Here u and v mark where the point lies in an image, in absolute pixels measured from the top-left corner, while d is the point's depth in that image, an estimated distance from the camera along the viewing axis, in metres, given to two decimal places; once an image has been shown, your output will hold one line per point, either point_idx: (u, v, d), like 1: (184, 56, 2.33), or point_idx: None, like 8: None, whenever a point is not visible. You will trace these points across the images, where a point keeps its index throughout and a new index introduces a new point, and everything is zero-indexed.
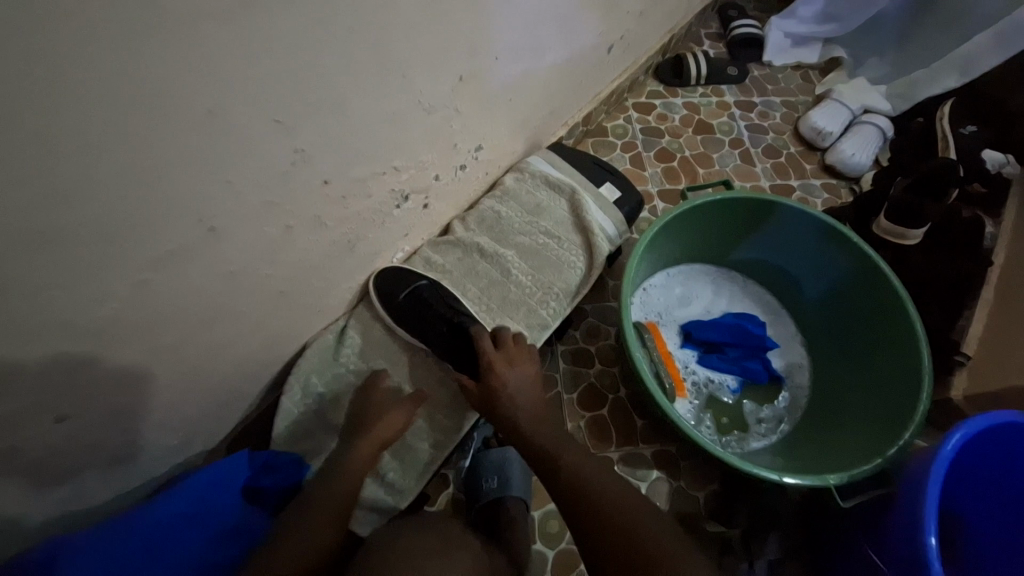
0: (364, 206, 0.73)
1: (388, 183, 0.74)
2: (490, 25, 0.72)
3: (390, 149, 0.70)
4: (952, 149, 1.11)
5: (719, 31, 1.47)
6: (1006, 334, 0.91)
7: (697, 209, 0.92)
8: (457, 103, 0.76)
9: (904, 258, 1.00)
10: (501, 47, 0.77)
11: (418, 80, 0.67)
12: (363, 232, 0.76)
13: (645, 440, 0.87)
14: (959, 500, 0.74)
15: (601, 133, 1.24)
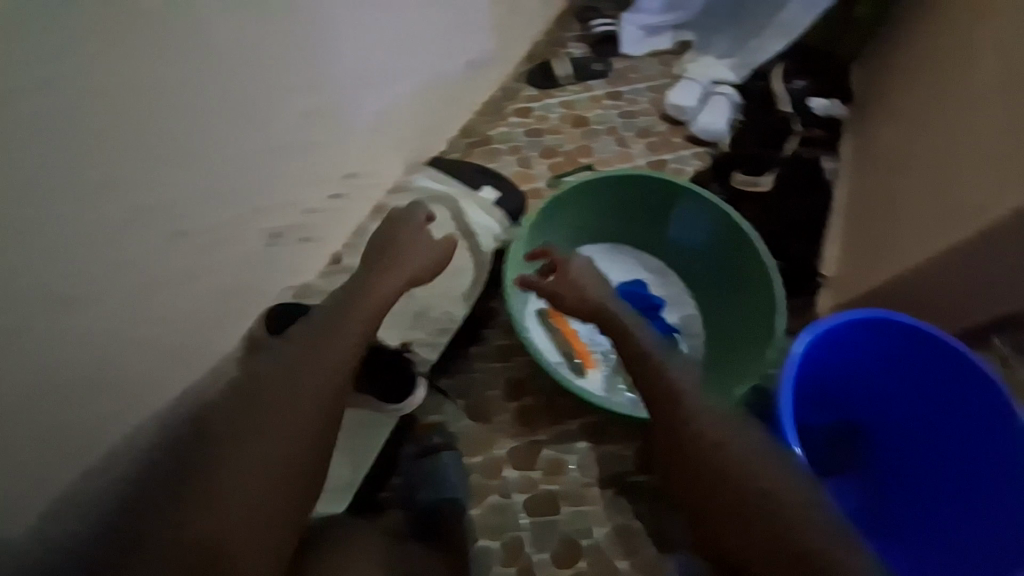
0: (239, 251, 0.79)
1: (260, 225, 0.81)
2: (322, 66, 0.78)
3: (249, 192, 0.76)
4: (787, 103, 1.29)
5: (581, 31, 1.55)
6: (855, 253, 1.03)
7: (574, 196, 1.00)
8: (307, 136, 0.82)
9: (764, 204, 1.12)
10: (341, 80, 0.83)
11: (258, 118, 0.73)
12: (242, 276, 0.81)
13: (571, 416, 0.92)
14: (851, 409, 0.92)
15: (485, 142, 1.31)
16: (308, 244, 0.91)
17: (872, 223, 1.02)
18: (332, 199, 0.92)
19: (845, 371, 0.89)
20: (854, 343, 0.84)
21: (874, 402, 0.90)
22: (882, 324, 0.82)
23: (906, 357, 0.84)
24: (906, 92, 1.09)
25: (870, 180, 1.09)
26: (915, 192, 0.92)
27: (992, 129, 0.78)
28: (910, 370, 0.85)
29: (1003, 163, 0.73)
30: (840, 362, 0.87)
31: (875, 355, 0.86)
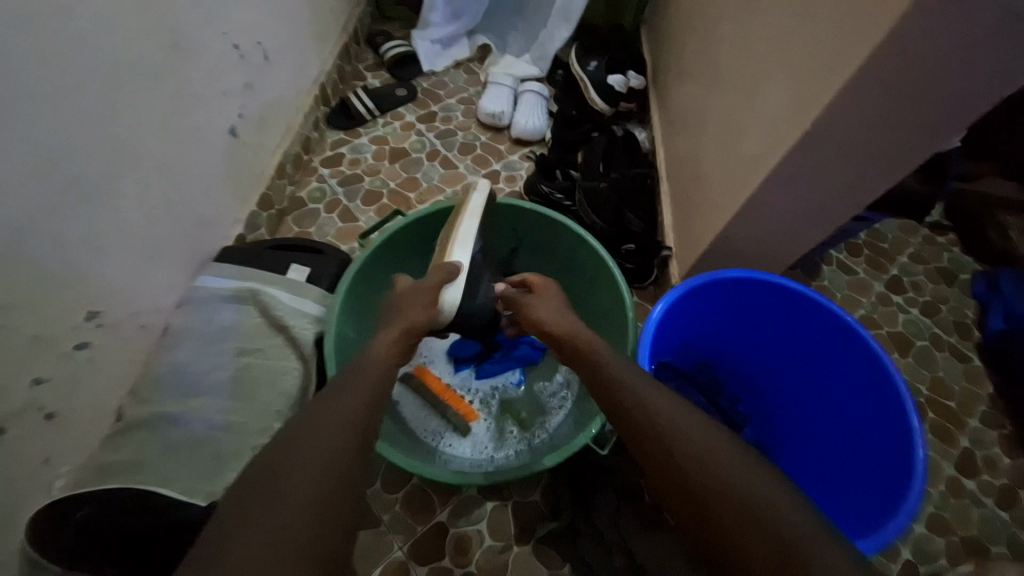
0: (9, 479, 0.57)
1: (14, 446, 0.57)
2: (50, 229, 0.60)
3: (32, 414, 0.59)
4: (593, 94, 1.24)
5: (375, 60, 1.46)
6: (682, 215, 1.04)
7: (394, 243, 0.87)
8: (52, 331, 0.61)
9: (592, 193, 1.07)
10: (72, 233, 0.63)
11: None
12: (27, 494, 0.60)
13: (482, 495, 0.82)
14: (828, 376, 0.76)
15: (299, 205, 1.16)
16: (49, 428, 0.62)
17: (687, 183, 1.03)
18: (112, 355, 0.70)
19: (764, 344, 0.82)
20: (778, 313, 0.78)
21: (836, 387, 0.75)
22: (830, 326, 0.73)
23: (856, 387, 0.72)
24: (686, 50, 1.12)
25: (677, 135, 1.12)
26: (713, 151, 0.91)
27: (765, 75, 0.76)
28: (823, 384, 0.78)
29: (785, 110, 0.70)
30: (765, 329, 0.80)
31: (803, 337, 0.78)
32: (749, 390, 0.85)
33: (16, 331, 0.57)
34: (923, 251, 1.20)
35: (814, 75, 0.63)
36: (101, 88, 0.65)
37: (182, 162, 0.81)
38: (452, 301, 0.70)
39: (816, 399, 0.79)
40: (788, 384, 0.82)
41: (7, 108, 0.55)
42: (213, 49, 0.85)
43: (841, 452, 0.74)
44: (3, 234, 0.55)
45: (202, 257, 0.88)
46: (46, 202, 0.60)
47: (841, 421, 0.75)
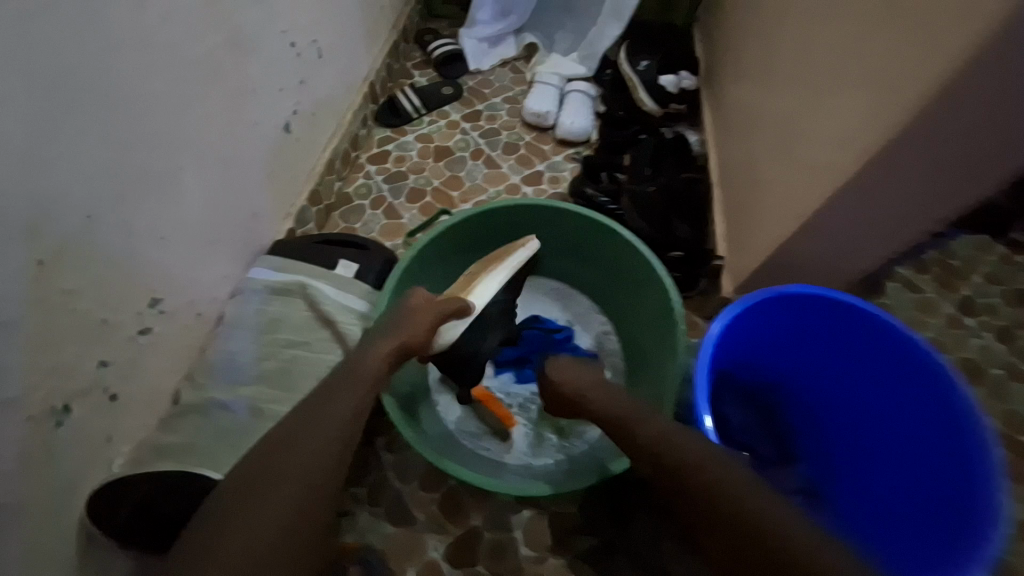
0: (75, 456, 0.60)
1: (81, 425, 0.60)
2: (120, 219, 0.63)
3: (96, 395, 0.62)
4: (642, 91, 1.22)
5: (423, 57, 1.46)
6: (735, 222, 0.99)
7: (439, 243, 0.86)
8: (118, 316, 0.64)
9: (640, 197, 1.04)
10: (139, 221, 0.66)
11: (38, 316, 0.54)
12: (89, 472, 0.62)
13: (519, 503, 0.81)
14: (900, 415, 0.71)
15: (345, 201, 1.18)
16: (113, 408, 0.65)
17: (742, 189, 0.98)
18: (170, 341, 0.73)
19: (824, 369, 0.78)
20: (842, 337, 0.74)
21: (908, 428, 0.70)
22: (904, 356, 0.68)
23: (930, 428, 0.67)
24: (745, 49, 1.06)
25: (732, 139, 1.07)
26: (773, 156, 0.86)
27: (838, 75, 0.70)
28: (894, 423, 0.72)
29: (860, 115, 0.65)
30: (829, 354, 0.76)
31: (869, 365, 0.73)
32: (809, 419, 0.81)
33: (88, 316, 0.60)
34: (1001, 272, 1.10)
35: (900, 76, 0.58)
36: (170, 84, 0.68)
37: (240, 156, 0.84)
38: (453, 334, 0.76)
39: (884, 437, 0.73)
40: (847, 416, 0.77)
41: (84, 100, 0.57)
42: (271, 46, 0.87)
43: (901, 495, 0.70)
44: (79, 223, 0.58)
45: (256, 248, 0.91)
46: (117, 192, 0.63)
47: (913, 465, 0.69)
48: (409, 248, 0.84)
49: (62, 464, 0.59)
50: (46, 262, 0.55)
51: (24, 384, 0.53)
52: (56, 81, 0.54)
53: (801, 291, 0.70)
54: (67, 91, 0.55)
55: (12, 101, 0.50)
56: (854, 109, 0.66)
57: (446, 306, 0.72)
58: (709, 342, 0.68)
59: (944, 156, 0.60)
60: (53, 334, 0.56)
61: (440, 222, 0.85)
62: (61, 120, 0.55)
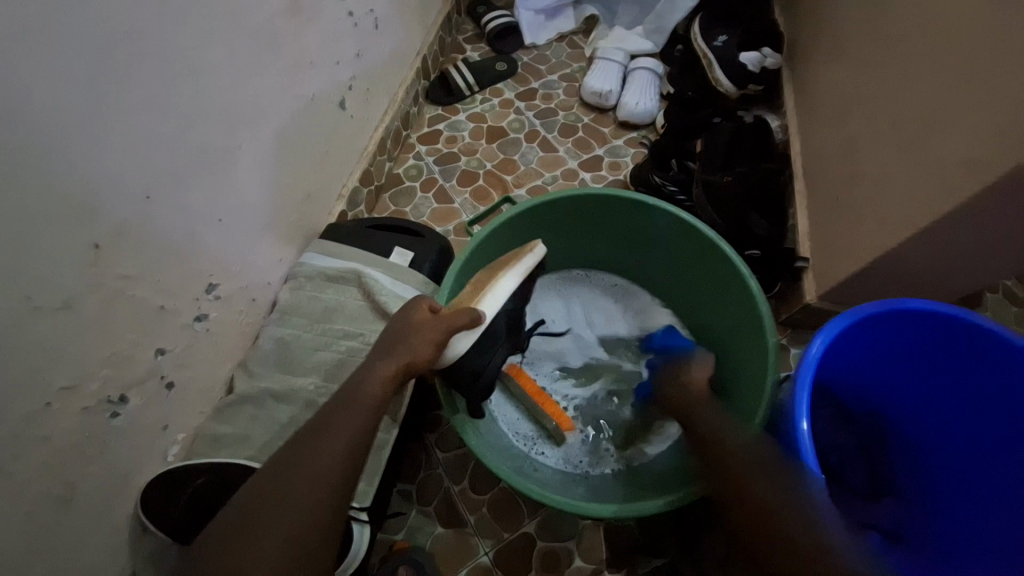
0: (132, 444, 0.59)
1: (138, 413, 0.59)
2: (178, 199, 0.60)
3: (153, 382, 0.60)
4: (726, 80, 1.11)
5: (476, 31, 1.38)
6: (824, 220, 0.88)
7: (500, 233, 0.80)
8: (176, 301, 0.62)
9: (714, 188, 0.95)
10: (196, 201, 0.63)
11: (95, 301, 0.52)
12: (145, 460, 0.61)
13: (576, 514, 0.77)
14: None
15: (395, 182, 1.13)
16: (169, 397, 0.63)
17: (836, 183, 0.87)
18: (225, 328, 0.71)
19: (927, 395, 0.70)
20: (960, 361, 0.65)
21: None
22: None
23: None
24: (845, 23, 0.94)
25: (824, 126, 0.95)
26: (883, 148, 0.76)
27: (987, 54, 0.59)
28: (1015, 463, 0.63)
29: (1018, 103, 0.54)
30: (941, 378, 0.68)
31: (986, 398, 0.64)
32: (908, 448, 0.73)
33: (145, 302, 0.58)
34: None
35: None
36: (228, 54, 0.63)
37: (296, 134, 0.80)
38: (458, 351, 0.64)
39: (1001, 478, 0.64)
40: (950, 449, 0.69)
41: (144, 72, 0.53)
42: (328, 15, 0.81)
43: (1014, 543, 0.62)
44: (136, 204, 0.55)
45: (309, 231, 0.87)
46: (175, 171, 0.59)
47: None
48: (469, 238, 0.79)
49: (120, 453, 0.57)
50: (102, 245, 0.52)
51: (81, 373, 0.51)
52: (113, 49, 0.50)
53: (922, 307, 0.62)
54: (123, 60, 0.51)
55: (68, 72, 0.47)
56: (1010, 96, 0.55)
57: (452, 320, 0.62)
58: (812, 361, 0.60)
59: None
60: (110, 320, 0.54)
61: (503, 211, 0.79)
62: (118, 92, 0.51)
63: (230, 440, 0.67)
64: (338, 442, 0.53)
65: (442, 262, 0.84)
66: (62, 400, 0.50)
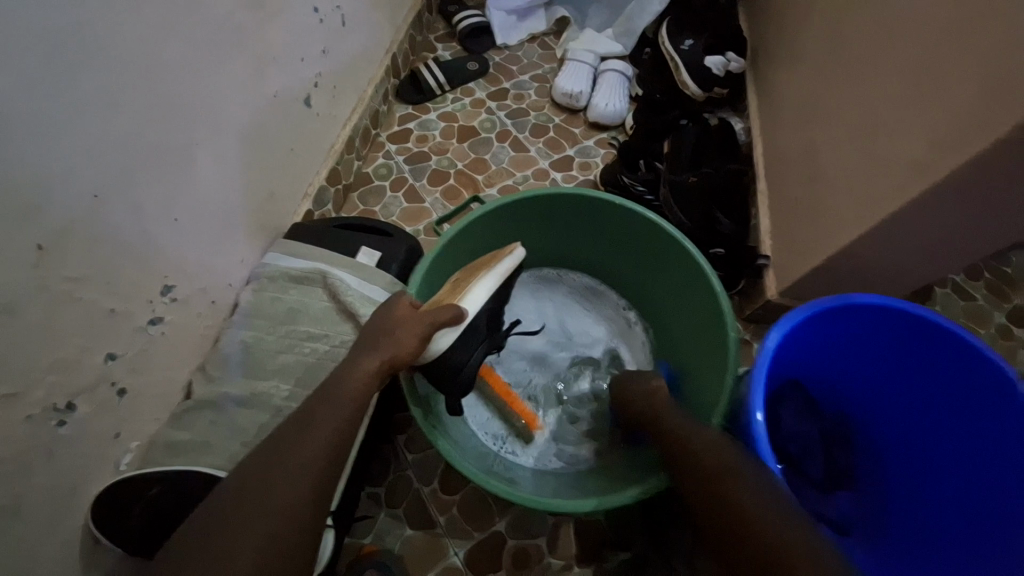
0: (81, 454, 0.56)
1: (87, 421, 0.56)
2: (130, 198, 0.58)
3: (103, 389, 0.58)
4: (692, 82, 1.13)
5: (447, 30, 1.37)
6: (783, 220, 0.92)
7: (468, 233, 0.80)
8: (129, 304, 0.59)
9: (680, 188, 0.97)
10: (150, 202, 0.60)
11: (39, 304, 0.49)
12: (97, 470, 0.59)
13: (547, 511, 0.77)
14: (963, 434, 0.66)
15: (364, 181, 1.12)
16: (122, 403, 0.61)
17: (794, 184, 0.90)
18: (182, 332, 0.68)
19: (873, 384, 0.73)
20: (904, 351, 0.68)
21: (972, 446, 0.66)
22: (973, 372, 0.63)
23: (1000, 448, 0.63)
24: (803, 30, 0.97)
25: (784, 128, 0.98)
26: (837, 150, 0.79)
27: (927, 64, 0.62)
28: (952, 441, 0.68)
29: (951, 110, 0.58)
30: (886, 367, 0.71)
31: (926, 383, 0.69)
32: (858, 433, 0.76)
33: (94, 305, 0.55)
34: None
35: (1015, 66, 0.51)
36: (185, 49, 0.61)
37: (259, 131, 0.78)
38: (442, 346, 0.64)
39: (943, 457, 0.69)
40: (904, 434, 0.72)
41: (92, 64, 0.51)
42: (293, 11, 0.80)
43: (958, 515, 0.66)
44: (84, 203, 0.53)
45: (273, 231, 0.85)
46: (127, 170, 0.57)
47: (977, 486, 0.65)
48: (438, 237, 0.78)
49: (68, 463, 0.55)
50: (46, 247, 0.49)
51: (26, 379, 0.49)
52: (57, 41, 0.48)
53: (870, 301, 0.64)
54: (69, 53, 0.49)
55: (11, 63, 0.45)
56: (948, 102, 0.58)
57: (432, 315, 0.62)
58: (767, 355, 0.62)
59: None
60: (57, 325, 0.51)
61: (472, 211, 0.79)
62: (63, 86, 0.49)
63: (189, 447, 0.65)
64: (297, 459, 0.51)
65: (410, 262, 0.83)
66: (4, 409, 0.47)
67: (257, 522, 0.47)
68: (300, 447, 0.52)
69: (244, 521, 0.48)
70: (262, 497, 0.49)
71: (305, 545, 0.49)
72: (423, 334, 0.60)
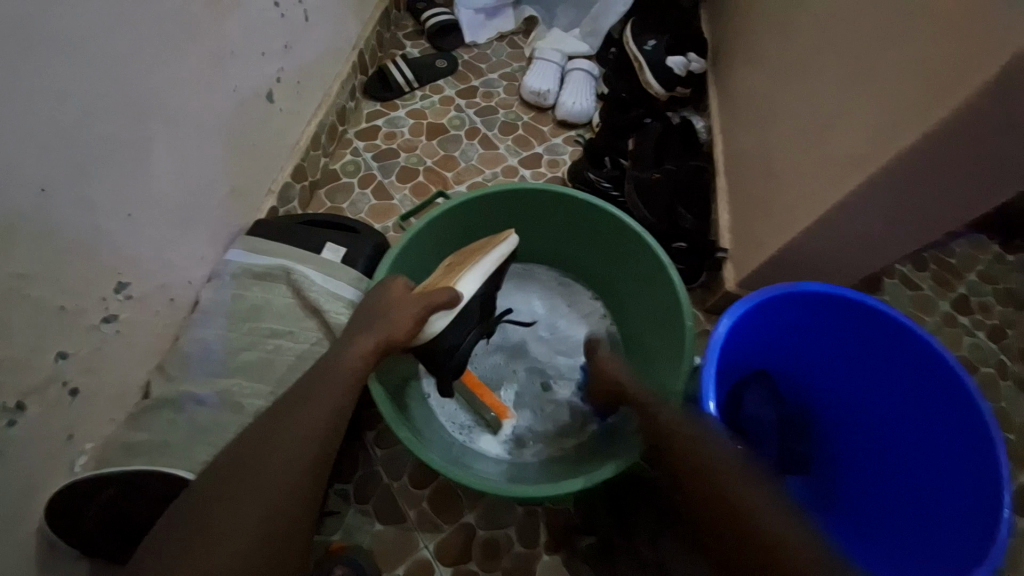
0: (31, 457, 0.54)
1: (39, 422, 0.55)
2: (80, 193, 0.56)
3: (54, 389, 0.56)
4: (655, 82, 1.16)
5: (415, 27, 1.37)
6: (741, 214, 0.95)
7: (435, 228, 0.81)
8: (80, 302, 0.58)
9: (644, 184, 1.00)
10: (102, 198, 0.59)
11: None
12: (49, 473, 0.57)
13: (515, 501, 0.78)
14: (904, 411, 0.71)
15: (332, 178, 1.11)
16: (75, 404, 0.59)
17: (750, 179, 0.94)
18: (138, 330, 0.67)
19: (825, 366, 0.78)
20: (850, 334, 0.73)
21: (912, 423, 0.70)
22: (912, 353, 0.68)
23: (936, 423, 0.67)
24: (759, 31, 1.01)
25: (742, 126, 1.02)
26: (788, 147, 0.83)
27: (864, 64, 0.66)
28: (895, 418, 0.72)
29: (884, 108, 0.62)
30: (835, 350, 0.75)
31: (872, 365, 0.73)
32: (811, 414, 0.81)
33: (43, 303, 0.54)
34: (995, 271, 1.09)
35: (938, 67, 0.54)
36: (137, 40, 0.60)
37: (218, 125, 0.76)
38: (437, 328, 0.65)
39: (886, 433, 0.73)
40: (861, 418, 0.76)
41: (39, 54, 0.50)
42: (253, 4, 0.79)
43: (897, 486, 0.71)
44: (31, 197, 0.51)
45: (235, 228, 0.84)
46: (77, 164, 0.55)
47: (915, 459, 0.70)
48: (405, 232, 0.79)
49: (18, 466, 0.53)
50: None
51: None
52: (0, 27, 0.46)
53: (814, 288, 0.68)
54: (14, 42, 0.48)
55: None
56: (882, 99, 0.62)
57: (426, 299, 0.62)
58: (717, 343, 0.66)
59: (976, 152, 0.57)
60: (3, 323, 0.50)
61: (439, 206, 0.80)
62: (7, 76, 0.48)
63: (147, 448, 0.64)
64: (281, 448, 0.51)
65: (377, 258, 0.83)
66: None
67: (245, 510, 0.48)
68: (274, 445, 0.51)
69: (232, 509, 0.48)
70: (249, 485, 0.49)
71: (298, 528, 0.50)
72: (417, 317, 0.61)
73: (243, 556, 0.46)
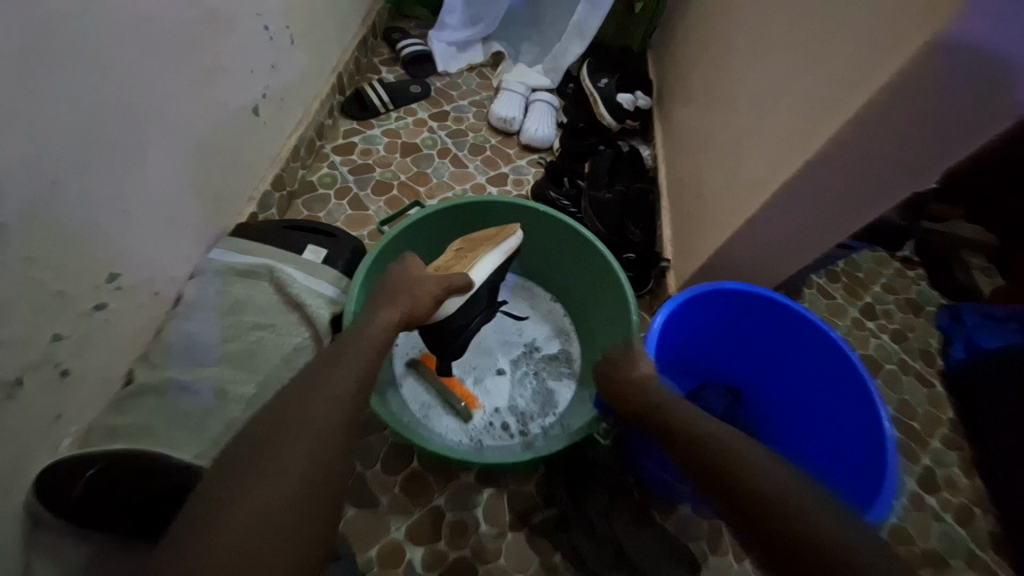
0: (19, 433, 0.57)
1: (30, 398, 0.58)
2: (82, 186, 0.61)
3: (47, 369, 0.59)
4: (608, 115, 1.31)
5: (391, 55, 1.48)
6: (680, 229, 1.09)
7: (409, 233, 0.89)
8: (76, 288, 0.61)
9: (597, 202, 1.12)
10: (99, 193, 0.63)
11: None
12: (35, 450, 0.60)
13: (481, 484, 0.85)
14: (819, 390, 0.83)
15: (308, 189, 1.17)
16: (63, 385, 0.62)
17: (688, 200, 1.09)
18: (125, 319, 0.70)
19: (754, 355, 0.91)
20: (768, 326, 0.86)
21: (825, 399, 0.82)
22: (817, 339, 0.81)
23: (841, 398, 0.79)
24: (693, 76, 1.18)
25: (681, 154, 1.18)
26: (716, 173, 0.98)
27: (769, 107, 0.82)
28: (813, 396, 0.85)
29: (782, 142, 0.77)
30: (760, 340, 0.88)
31: (789, 351, 0.86)
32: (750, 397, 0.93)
33: (43, 287, 0.57)
34: (893, 283, 1.28)
35: (819, 111, 0.69)
36: (141, 54, 0.66)
37: (207, 132, 0.82)
38: (448, 310, 0.76)
39: (809, 409, 0.85)
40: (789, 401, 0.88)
41: (51, 61, 0.55)
42: (244, 28, 0.86)
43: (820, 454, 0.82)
44: (42, 187, 0.56)
45: (217, 231, 0.89)
46: (82, 160, 0.60)
47: (830, 430, 0.81)
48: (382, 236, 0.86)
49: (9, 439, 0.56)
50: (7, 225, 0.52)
51: None
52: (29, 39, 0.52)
53: (733, 286, 0.82)
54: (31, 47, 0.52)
55: None
56: (780, 135, 0.77)
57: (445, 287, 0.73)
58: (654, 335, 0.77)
59: (849, 180, 0.71)
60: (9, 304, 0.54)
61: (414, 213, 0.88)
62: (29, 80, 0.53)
63: (130, 432, 0.67)
64: (281, 417, 0.54)
65: (355, 260, 0.90)
66: None
67: (276, 459, 0.51)
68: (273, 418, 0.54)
69: (238, 473, 0.50)
70: (253, 454, 0.51)
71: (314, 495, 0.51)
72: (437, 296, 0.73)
73: (270, 503, 0.48)
